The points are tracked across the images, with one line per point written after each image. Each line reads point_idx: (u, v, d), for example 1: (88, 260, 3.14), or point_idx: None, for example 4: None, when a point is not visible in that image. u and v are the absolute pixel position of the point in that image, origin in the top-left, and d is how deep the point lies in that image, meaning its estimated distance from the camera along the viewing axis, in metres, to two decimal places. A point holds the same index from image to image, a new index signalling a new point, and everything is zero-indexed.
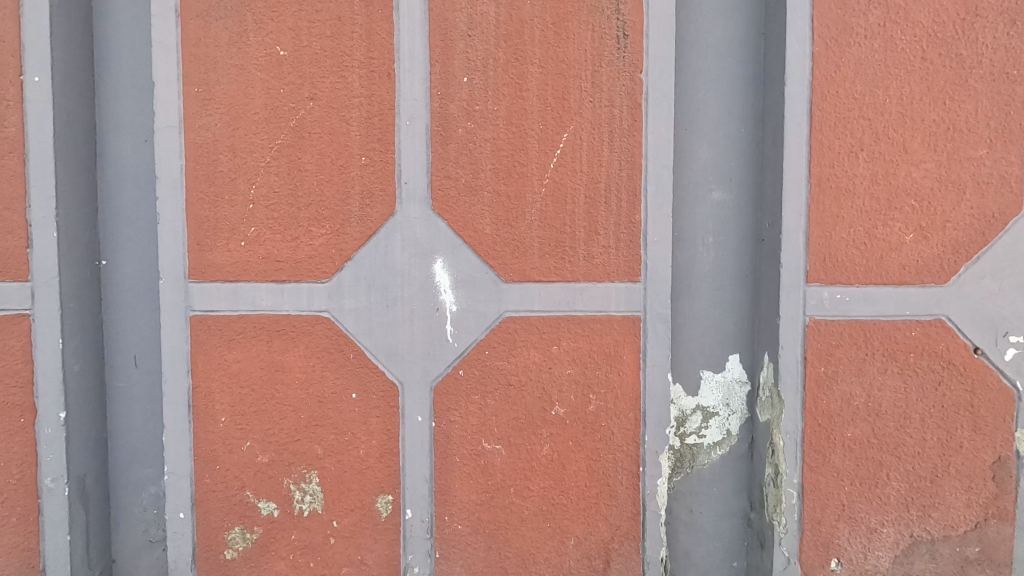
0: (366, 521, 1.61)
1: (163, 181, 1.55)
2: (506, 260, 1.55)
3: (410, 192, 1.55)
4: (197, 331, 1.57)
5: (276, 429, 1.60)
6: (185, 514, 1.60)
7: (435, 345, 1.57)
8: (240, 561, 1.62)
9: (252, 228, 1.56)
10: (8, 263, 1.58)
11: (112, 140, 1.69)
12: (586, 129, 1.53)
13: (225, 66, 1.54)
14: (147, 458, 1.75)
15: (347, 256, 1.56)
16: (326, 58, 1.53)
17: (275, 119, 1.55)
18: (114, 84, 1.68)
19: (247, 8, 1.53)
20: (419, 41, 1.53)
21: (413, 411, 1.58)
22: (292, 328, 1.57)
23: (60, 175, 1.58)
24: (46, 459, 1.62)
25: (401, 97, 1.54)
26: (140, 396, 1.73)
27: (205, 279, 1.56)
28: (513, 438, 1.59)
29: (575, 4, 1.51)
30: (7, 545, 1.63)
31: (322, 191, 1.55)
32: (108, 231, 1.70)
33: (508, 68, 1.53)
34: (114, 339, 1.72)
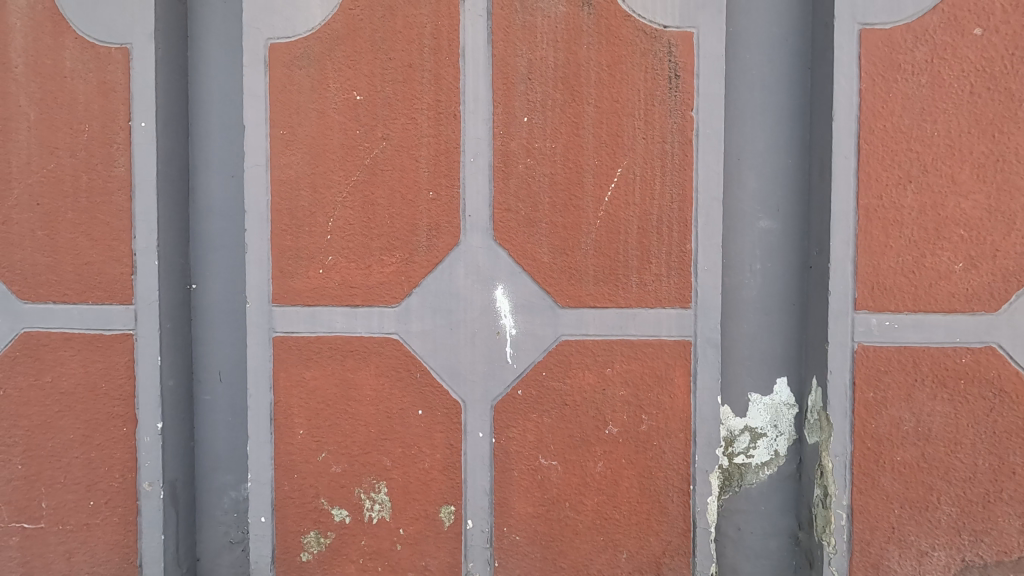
0: (429, 530, 1.72)
1: (251, 215, 1.71)
2: (563, 287, 1.65)
3: (473, 223, 1.67)
4: (279, 351, 1.72)
5: (349, 441, 1.73)
6: (266, 518, 1.75)
7: (496, 366, 1.68)
8: (314, 563, 1.76)
9: (330, 257, 1.71)
10: (115, 287, 1.77)
11: (203, 176, 1.87)
12: (639, 163, 1.63)
13: (307, 110, 1.70)
14: (229, 465, 1.91)
15: (415, 283, 1.69)
16: (398, 102, 1.67)
17: (350, 157, 1.69)
18: (205, 126, 1.87)
19: (327, 57, 1.69)
20: (483, 84, 1.65)
21: (474, 427, 1.69)
22: (364, 349, 1.71)
23: (161, 209, 1.76)
24: (144, 465, 1.79)
25: (466, 136, 1.66)
26: (224, 408, 1.90)
27: (287, 303, 1.72)
28: (568, 454, 1.68)
29: (628, 47, 1.61)
30: (109, 541, 1.81)
31: (393, 223, 1.68)
32: (199, 257, 1.88)
33: (565, 108, 1.64)
34: (202, 355, 1.89)
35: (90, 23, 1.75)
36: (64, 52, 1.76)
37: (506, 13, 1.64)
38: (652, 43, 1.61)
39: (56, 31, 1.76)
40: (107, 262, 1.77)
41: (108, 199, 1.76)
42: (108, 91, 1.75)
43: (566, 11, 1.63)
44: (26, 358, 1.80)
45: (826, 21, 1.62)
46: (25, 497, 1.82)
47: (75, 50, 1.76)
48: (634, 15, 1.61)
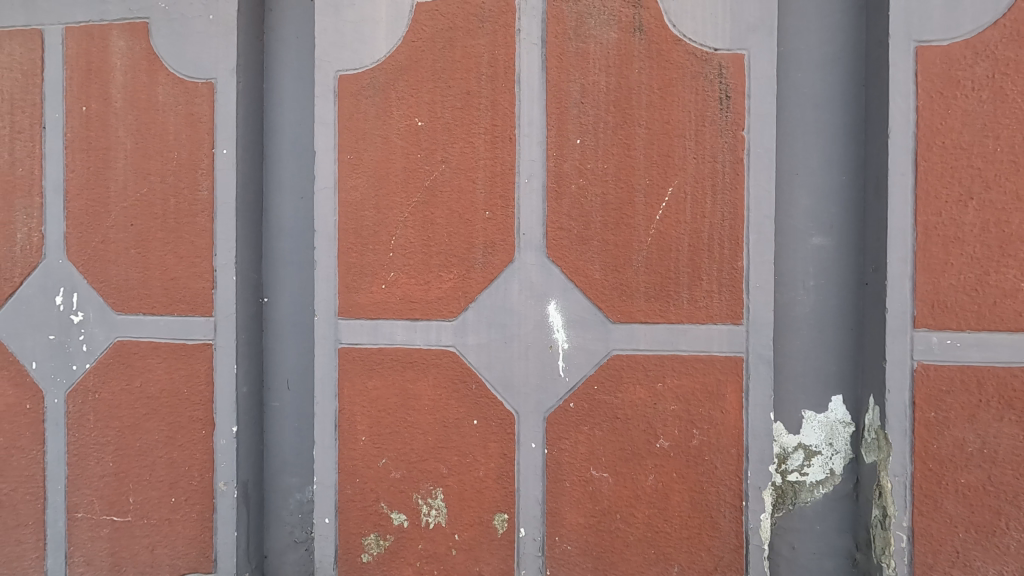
0: (484, 536, 1.78)
1: (321, 234, 1.83)
2: (614, 303, 1.70)
3: (527, 241, 1.74)
4: (343, 361, 1.83)
5: (407, 448, 1.82)
6: (330, 519, 1.85)
7: (549, 379, 1.74)
8: (374, 564, 1.85)
9: (392, 273, 1.81)
10: (197, 301, 1.92)
11: (275, 198, 2.02)
12: (690, 183, 1.67)
13: (372, 136, 1.81)
14: (295, 468, 2.03)
15: (471, 298, 1.77)
16: (456, 127, 1.77)
17: (411, 180, 1.79)
18: (278, 151, 2.02)
19: (392, 86, 1.80)
20: (538, 109, 1.73)
21: (528, 438, 1.75)
22: (423, 361, 1.80)
23: (239, 228, 1.91)
24: (220, 465, 1.92)
25: (521, 158, 1.74)
26: (291, 414, 2.02)
27: (352, 316, 1.83)
28: (619, 467, 1.72)
29: (679, 70, 1.66)
30: (188, 536, 1.95)
31: (451, 242, 1.78)
32: (270, 273, 2.02)
33: (617, 130, 1.69)
34: (272, 365, 2.03)
35: (179, 61, 1.93)
36: (156, 88, 1.94)
37: (560, 41, 1.72)
38: (702, 65, 1.65)
39: (151, 68, 1.95)
40: (191, 277, 1.93)
41: (193, 220, 1.92)
42: (195, 122, 1.92)
43: (618, 37, 1.69)
44: (118, 364, 1.97)
45: (880, 39, 1.62)
46: (115, 492, 1.99)
47: (166, 85, 1.94)
48: (685, 39, 1.66)
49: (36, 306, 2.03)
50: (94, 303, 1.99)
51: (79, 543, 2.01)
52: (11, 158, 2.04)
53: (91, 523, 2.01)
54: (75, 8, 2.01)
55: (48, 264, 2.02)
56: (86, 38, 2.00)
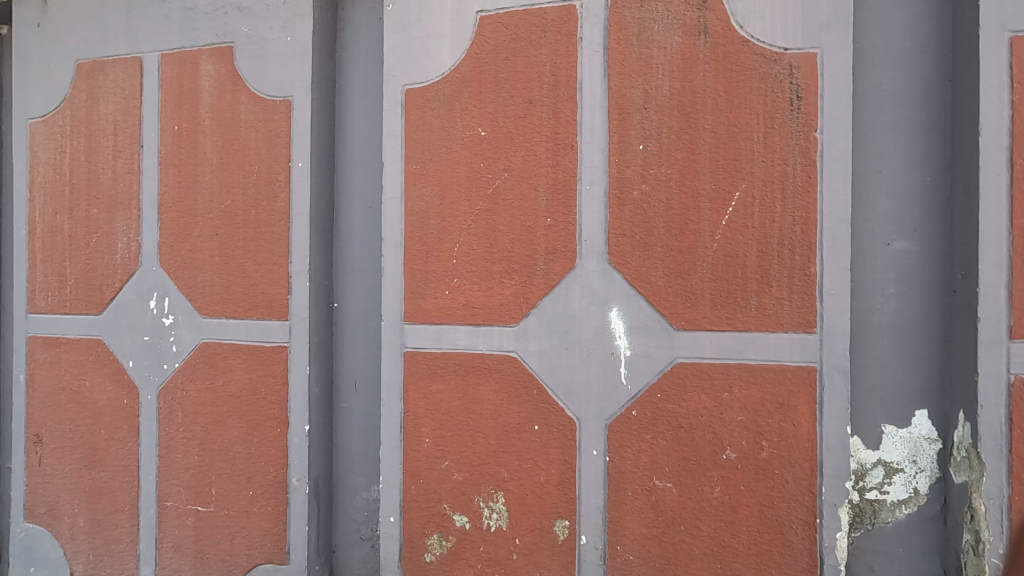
0: (544, 542, 1.79)
1: (388, 242, 1.91)
2: (678, 310, 1.67)
3: (588, 247, 1.74)
4: (409, 365, 1.89)
5: (469, 452, 1.85)
6: (395, 518, 1.91)
7: (610, 387, 1.73)
8: (436, 564, 1.89)
9: (455, 279, 1.86)
10: (274, 305, 2.04)
11: (345, 207, 2.12)
12: (758, 187, 1.62)
13: (437, 146, 1.87)
14: (361, 467, 2.10)
15: (533, 304, 1.79)
16: (518, 136, 1.80)
17: (475, 188, 1.84)
18: (348, 163, 2.11)
19: (456, 98, 1.86)
20: (600, 116, 1.73)
21: (589, 445, 1.74)
22: (485, 366, 1.83)
23: (312, 237, 2.02)
24: (293, 462, 2.02)
25: (582, 165, 1.74)
26: (359, 415, 2.10)
27: (417, 322, 1.89)
28: (683, 478, 1.68)
29: (746, 72, 1.63)
30: (264, 528, 2.06)
31: (513, 248, 1.80)
32: (340, 279, 2.12)
33: (681, 135, 1.67)
34: (341, 367, 2.12)
35: (260, 81, 2.07)
36: (240, 107, 2.09)
37: (622, 47, 1.72)
38: (771, 66, 1.61)
39: (234, 89, 2.10)
40: (269, 283, 2.05)
41: (271, 229, 2.04)
42: (273, 138, 2.05)
43: (681, 41, 1.67)
44: (203, 364, 2.12)
45: (969, 31, 1.53)
46: (199, 483, 2.13)
47: (248, 104, 2.08)
48: (752, 40, 1.62)
49: (133, 309, 2.21)
50: (183, 307, 2.15)
51: (168, 530, 2.17)
52: (113, 175, 2.24)
53: (178, 511, 2.16)
54: (169, 36, 2.19)
55: (144, 270, 2.20)
56: (178, 63, 2.17)
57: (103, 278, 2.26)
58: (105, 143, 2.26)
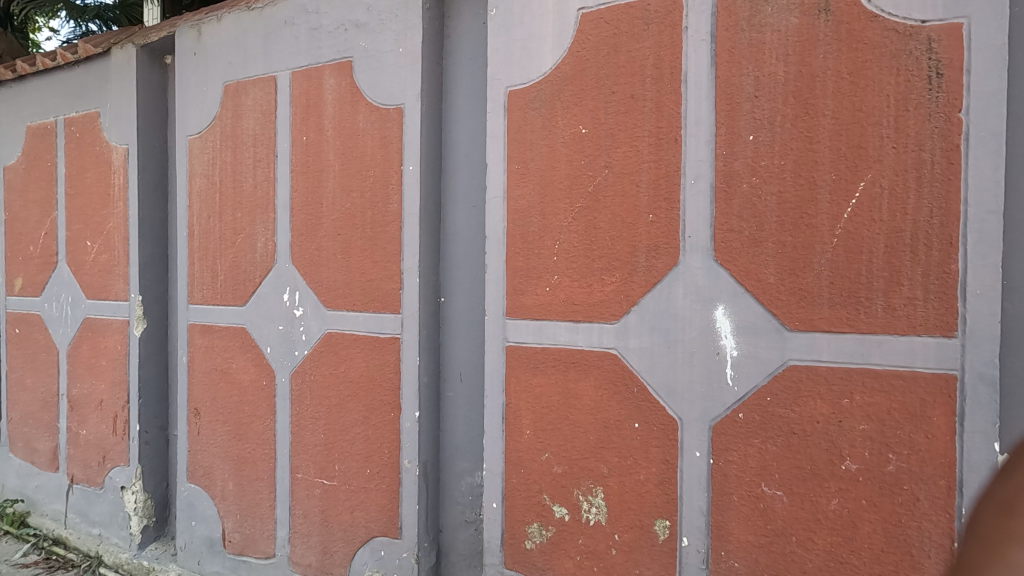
0: (644, 540, 1.78)
1: (492, 240, 1.99)
2: (792, 310, 1.57)
3: (693, 244, 1.69)
4: (510, 359, 1.97)
5: (569, 446, 1.89)
6: (497, 504, 2.02)
7: (715, 388, 1.67)
8: (536, 552, 1.96)
9: (556, 276, 1.89)
10: (388, 300, 2.20)
11: (451, 207, 2.23)
12: (888, 176, 1.48)
13: (538, 146, 1.91)
14: (466, 454, 2.22)
15: (634, 302, 1.78)
16: (620, 132, 1.78)
17: (575, 186, 1.85)
18: (454, 164, 2.22)
19: (557, 97, 1.88)
20: (705, 107, 1.67)
21: (691, 446, 1.71)
22: (585, 362, 1.85)
23: (422, 236, 2.14)
24: (404, 445, 2.18)
25: (687, 159, 1.69)
26: (464, 404, 2.22)
27: (519, 317, 1.95)
28: (795, 486, 1.59)
29: (875, 51, 1.48)
30: (380, 504, 2.24)
31: (614, 245, 1.80)
32: (447, 276, 2.23)
33: (796, 123, 1.57)
34: (447, 358, 2.24)
35: (375, 91, 2.23)
36: (358, 116, 2.26)
37: (731, 33, 1.64)
38: (905, 42, 1.46)
39: (354, 100, 2.28)
40: (383, 279, 2.21)
41: (385, 229, 2.20)
42: (387, 144, 2.20)
43: (799, 22, 1.56)
44: (328, 352, 2.34)
45: None
46: (324, 459, 2.37)
47: (365, 114, 2.25)
48: (882, 15, 1.48)
49: (270, 302, 2.50)
50: (311, 300, 2.39)
51: (300, 499, 2.43)
52: (254, 183, 2.54)
53: (307, 483, 2.41)
54: (298, 55, 2.43)
55: (279, 267, 2.47)
56: (306, 79, 2.40)
57: (246, 273, 2.57)
58: (247, 155, 2.56)
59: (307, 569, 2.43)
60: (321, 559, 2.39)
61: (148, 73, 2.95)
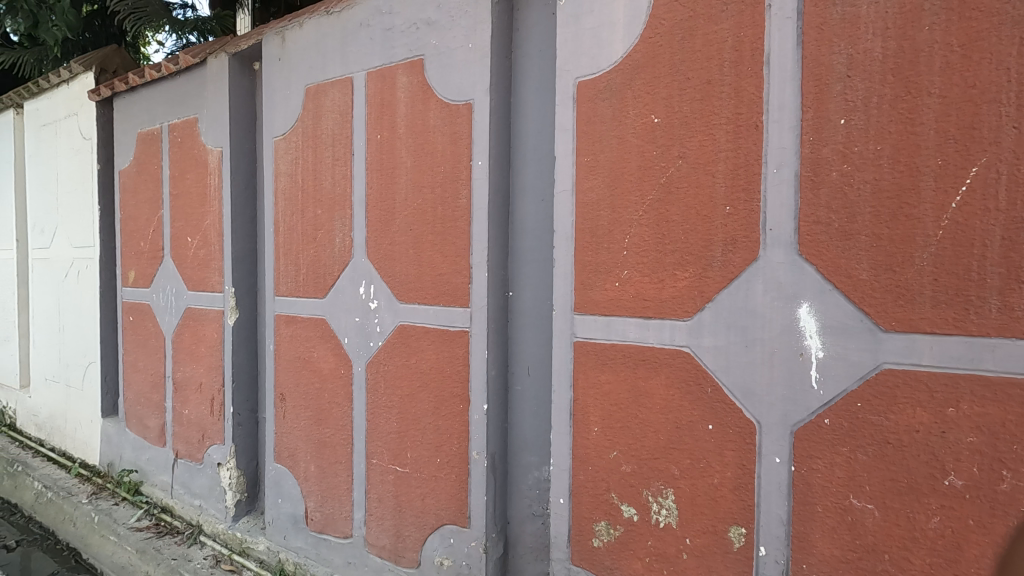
0: (717, 546, 1.71)
1: (560, 234, 1.98)
2: (888, 309, 1.44)
3: (775, 237, 1.59)
4: (579, 354, 1.95)
5: (639, 445, 1.84)
6: (564, 500, 2.01)
7: (798, 391, 1.57)
8: (604, 550, 1.93)
9: (626, 271, 1.84)
10: (457, 293, 2.24)
11: (519, 201, 2.22)
12: (1006, 159, 1.31)
13: (608, 137, 1.87)
14: (533, 448, 2.23)
15: (708, 298, 1.70)
16: (695, 120, 1.70)
17: (647, 178, 1.79)
18: (522, 158, 2.21)
19: (628, 86, 1.83)
20: (790, 90, 1.56)
21: (770, 451, 1.61)
22: (656, 359, 1.80)
23: (490, 230, 2.15)
24: (473, 437, 2.21)
25: (769, 146, 1.59)
26: (531, 398, 2.22)
27: (587, 312, 1.93)
28: (888, 500, 1.46)
29: (993, 18, 1.31)
30: (449, 493, 2.30)
31: (687, 239, 1.73)
32: (515, 270, 2.24)
33: (896, 104, 1.43)
34: (515, 352, 2.25)
35: (446, 87, 2.26)
36: (429, 114, 2.31)
37: (821, 8, 1.51)
38: None
39: (425, 98, 2.32)
40: (453, 274, 2.25)
41: (455, 224, 2.24)
42: (457, 140, 2.23)
43: None
44: (400, 343, 2.42)
45: None
46: (397, 447, 2.45)
47: (436, 111, 2.29)
48: None
49: (347, 294, 2.61)
50: (384, 293, 2.47)
51: (375, 483, 2.54)
52: (332, 181, 2.65)
53: (381, 468, 2.52)
54: (373, 55, 2.50)
55: (355, 261, 2.58)
56: (380, 79, 2.47)
57: (326, 267, 2.70)
58: (326, 154, 2.68)
59: (381, 550, 2.53)
60: (394, 543, 2.48)
61: (239, 79, 3.16)
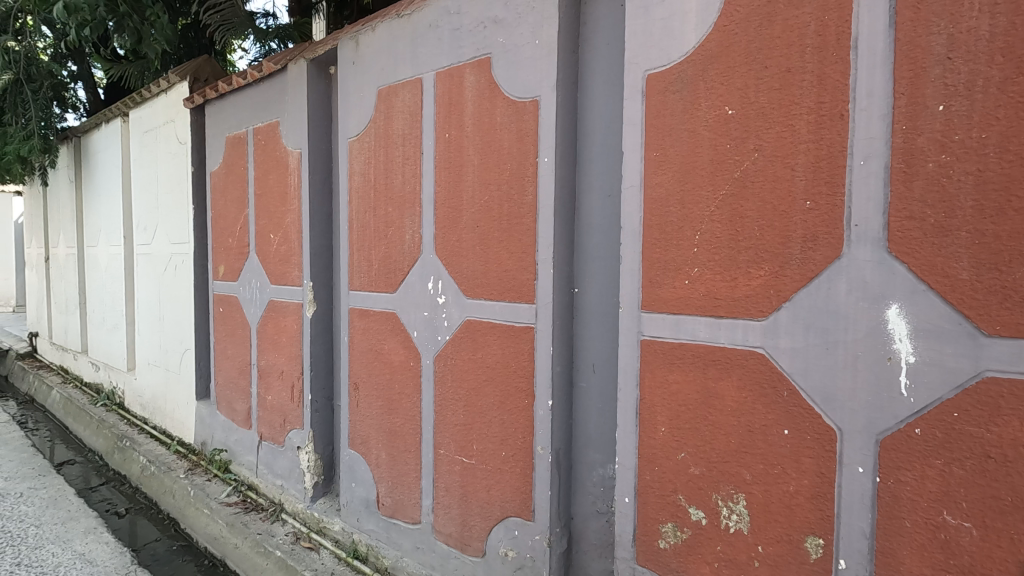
0: (793, 556, 1.64)
1: (628, 230, 1.95)
2: (992, 312, 1.32)
3: (860, 233, 1.49)
4: (645, 353, 1.92)
5: (708, 447, 1.80)
6: (629, 499, 2.00)
7: (885, 397, 1.47)
8: (670, 552, 1.90)
9: (696, 269, 1.80)
10: (523, 290, 2.26)
11: (585, 198, 2.21)
12: None
13: (679, 131, 1.82)
14: (598, 445, 2.22)
15: (786, 298, 1.63)
16: (773, 110, 1.62)
17: (720, 172, 1.73)
18: (589, 153, 2.19)
19: (700, 77, 1.77)
20: (880, 76, 1.45)
21: (852, 460, 1.52)
22: (727, 360, 1.74)
23: (556, 227, 2.16)
24: (538, 432, 2.23)
25: (855, 137, 1.49)
26: (596, 395, 2.21)
27: (655, 310, 1.89)
28: (989, 519, 1.35)
29: None
30: (514, 486, 2.33)
31: (763, 235, 1.66)
32: (580, 266, 2.23)
33: (1006, 87, 1.30)
34: (580, 348, 2.24)
35: (513, 85, 2.27)
36: (496, 111, 2.33)
37: None
38: None
39: (492, 96, 2.35)
40: (519, 270, 2.27)
41: (521, 221, 2.25)
42: (524, 137, 2.24)
43: None
44: (467, 337, 2.47)
45: None
46: (463, 438, 2.52)
47: (503, 108, 2.31)
48: None
49: (417, 289, 2.70)
50: (452, 289, 2.53)
51: (442, 472, 2.63)
52: (403, 179, 2.74)
53: (449, 458, 2.59)
54: (441, 56, 2.56)
55: (424, 258, 2.66)
56: (449, 78, 2.52)
57: (396, 263, 2.80)
58: (397, 153, 2.77)
59: (448, 538, 2.61)
60: (460, 531, 2.56)
61: (316, 83, 3.32)
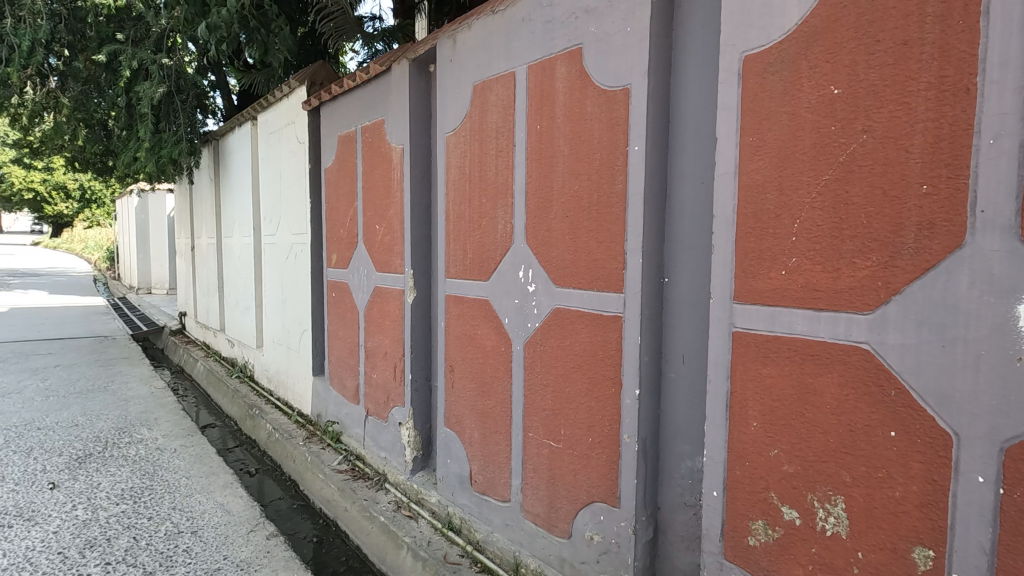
0: (897, 566, 1.54)
1: (721, 219, 1.90)
2: None
3: (987, 220, 1.35)
4: (738, 345, 1.87)
5: (804, 445, 1.72)
6: (718, 493, 1.96)
7: (1012, 402, 1.33)
8: (760, 550, 1.85)
9: (794, 259, 1.72)
10: (611, 279, 2.27)
11: (677, 186, 2.17)
12: None
13: (778, 114, 1.74)
14: (687, 437, 2.19)
15: (895, 290, 1.51)
16: (886, 88, 1.51)
17: (823, 157, 1.64)
18: (682, 140, 2.15)
19: (803, 57, 1.67)
20: (1017, 42, 1.29)
21: (970, 468, 1.39)
22: (827, 355, 1.65)
23: (646, 216, 2.14)
24: (624, 420, 2.24)
25: (984, 113, 1.34)
26: (686, 387, 2.18)
27: (749, 302, 1.83)
28: None
29: None
30: (600, 472, 2.37)
31: (870, 223, 1.55)
32: (671, 256, 2.20)
33: None
34: (669, 339, 2.22)
35: (604, 74, 2.27)
36: (587, 102, 2.34)
37: None
38: None
39: (583, 86, 2.36)
40: (607, 259, 2.28)
41: (610, 211, 2.26)
42: (614, 126, 2.23)
43: None
44: (556, 325, 2.53)
45: None
46: (551, 423, 2.59)
47: (593, 98, 2.32)
48: None
49: (508, 278, 2.80)
50: (542, 277, 2.60)
51: (531, 455, 2.72)
52: (496, 171, 2.84)
53: (537, 442, 2.68)
54: (534, 48, 2.61)
55: (516, 247, 2.75)
56: (541, 70, 2.57)
57: (489, 252, 2.92)
58: (491, 146, 2.87)
59: (536, 517, 2.71)
60: (548, 512, 2.64)
61: (417, 82, 3.51)
